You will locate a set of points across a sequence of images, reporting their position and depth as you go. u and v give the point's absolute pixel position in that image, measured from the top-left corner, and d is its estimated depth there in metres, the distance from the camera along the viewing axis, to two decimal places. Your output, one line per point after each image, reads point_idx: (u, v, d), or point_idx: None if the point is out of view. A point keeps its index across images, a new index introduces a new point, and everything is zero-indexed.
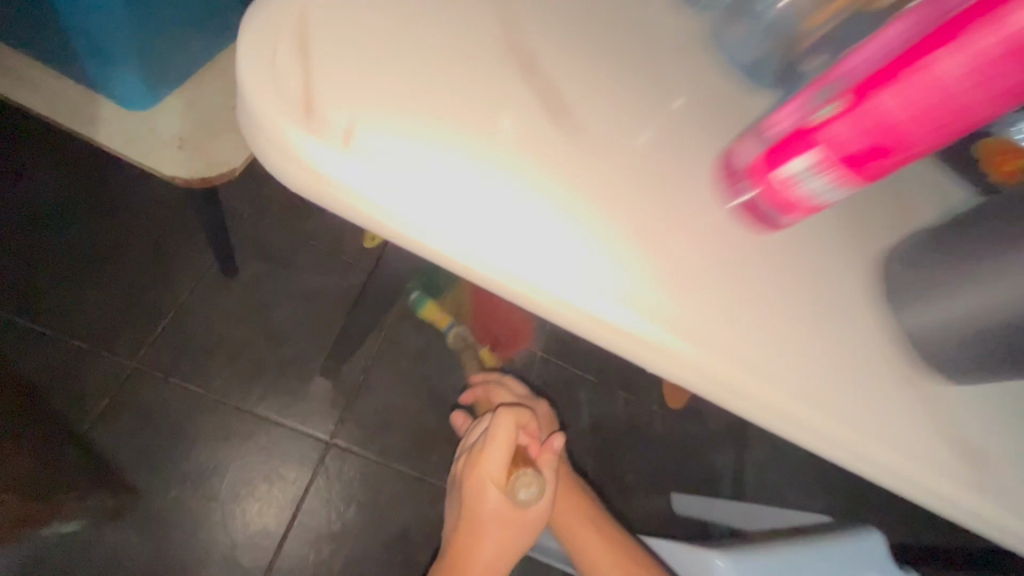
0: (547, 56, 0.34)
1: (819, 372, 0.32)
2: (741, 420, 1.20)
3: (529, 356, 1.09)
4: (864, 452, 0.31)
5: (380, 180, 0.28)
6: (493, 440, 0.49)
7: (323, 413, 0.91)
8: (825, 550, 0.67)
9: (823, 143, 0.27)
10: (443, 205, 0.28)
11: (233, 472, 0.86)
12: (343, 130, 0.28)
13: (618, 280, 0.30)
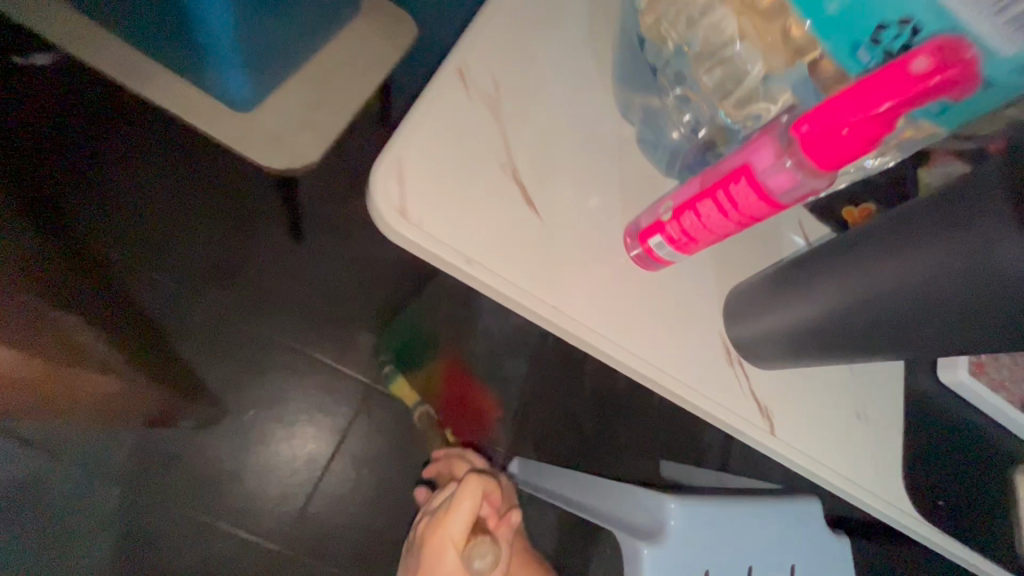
0: (575, 100, 0.38)
1: (726, 369, 0.38)
2: None
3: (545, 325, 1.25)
4: (761, 434, 0.37)
5: (454, 244, 0.32)
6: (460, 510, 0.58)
7: (366, 362, 1.10)
8: (767, 506, 0.83)
9: (638, 248, 0.35)
10: (503, 259, 0.33)
11: (294, 399, 1.06)
12: (398, 213, 0.31)
13: (634, 322, 0.36)
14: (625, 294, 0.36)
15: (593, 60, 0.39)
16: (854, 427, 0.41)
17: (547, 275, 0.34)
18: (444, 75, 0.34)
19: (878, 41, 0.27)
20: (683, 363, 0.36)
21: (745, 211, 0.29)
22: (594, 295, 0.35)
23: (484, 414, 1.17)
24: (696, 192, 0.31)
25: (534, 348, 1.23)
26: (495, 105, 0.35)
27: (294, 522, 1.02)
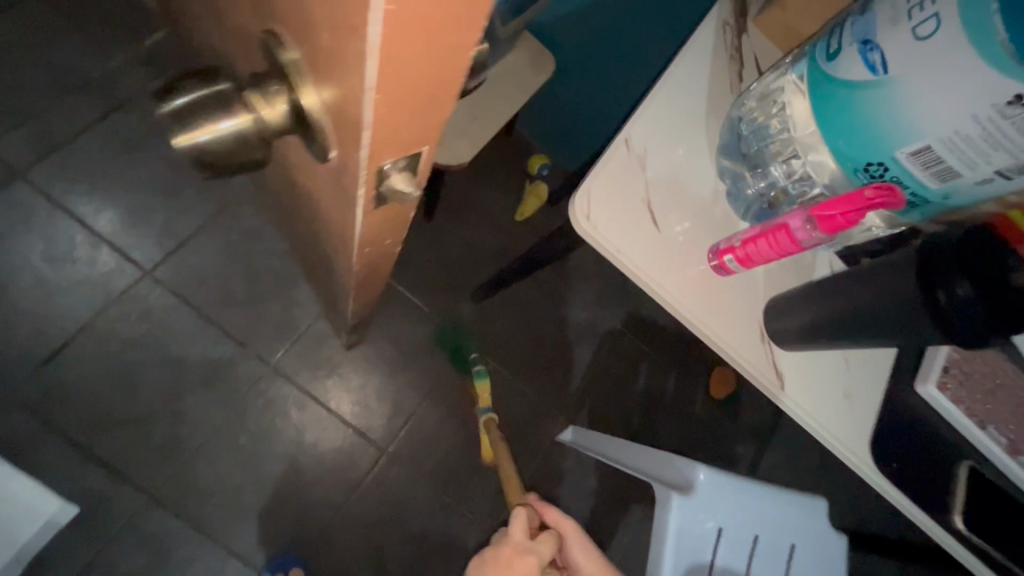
0: (691, 159, 0.60)
1: (755, 338, 0.59)
2: (755, 414, 1.56)
3: (611, 326, 1.48)
4: (772, 383, 0.58)
5: (607, 238, 0.54)
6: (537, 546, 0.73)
7: (467, 324, 1.35)
8: (785, 495, 1.02)
9: (717, 263, 0.57)
10: (633, 249, 0.55)
11: (408, 346, 1.29)
12: (585, 217, 0.54)
13: (703, 297, 0.57)
14: (700, 281, 0.57)
15: (709, 138, 0.61)
16: (833, 393, 0.61)
17: (657, 264, 0.56)
18: (622, 142, 0.57)
19: (866, 172, 0.45)
20: (728, 331, 0.58)
21: (784, 248, 0.50)
22: (683, 281, 0.57)
23: (549, 386, 1.41)
24: (758, 232, 0.53)
25: (600, 342, 1.47)
26: (645, 162, 0.58)
27: (395, 445, 1.24)
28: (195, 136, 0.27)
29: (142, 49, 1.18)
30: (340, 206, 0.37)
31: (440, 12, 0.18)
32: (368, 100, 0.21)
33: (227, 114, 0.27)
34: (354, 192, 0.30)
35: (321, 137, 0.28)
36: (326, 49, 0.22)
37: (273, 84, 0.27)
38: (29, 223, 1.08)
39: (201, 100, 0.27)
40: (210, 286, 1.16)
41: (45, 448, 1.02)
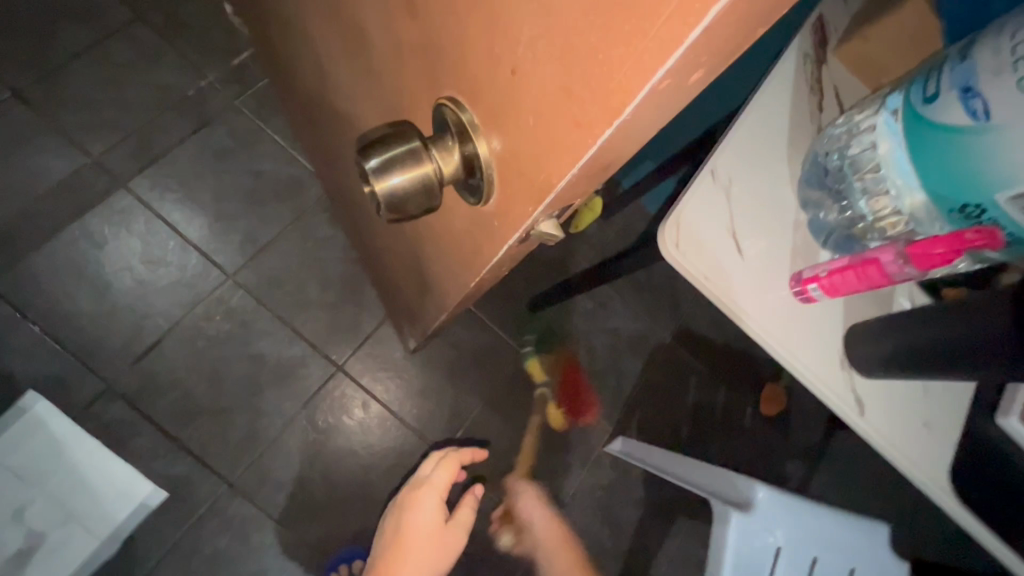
0: (776, 189, 0.62)
1: (832, 364, 0.60)
2: (808, 432, 1.54)
3: (663, 340, 1.50)
4: (848, 409, 0.60)
5: (695, 264, 0.57)
6: (438, 471, 0.96)
7: (522, 332, 1.39)
8: (846, 519, 1.02)
9: (796, 293, 0.59)
10: (719, 278, 0.58)
11: (466, 353, 1.34)
12: (674, 246, 0.57)
13: (785, 324, 0.59)
14: (782, 309, 0.59)
15: (792, 168, 0.63)
16: (905, 419, 0.62)
17: (742, 293, 0.58)
18: (709, 173, 0.59)
19: (962, 212, 0.47)
20: (808, 357, 0.59)
21: (874, 279, 0.54)
22: (766, 308, 0.59)
23: (600, 398, 1.43)
24: (844, 264, 0.55)
25: (651, 355, 1.48)
26: (731, 192, 0.60)
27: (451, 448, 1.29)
28: (387, 188, 0.33)
29: (229, 67, 1.27)
30: (475, 238, 0.42)
31: (658, 116, 0.22)
32: (569, 176, 0.25)
33: (414, 168, 0.32)
34: (505, 234, 0.35)
35: (483, 185, 0.33)
36: (527, 133, 0.26)
37: (450, 140, 0.32)
38: (130, 227, 1.17)
39: (392, 157, 0.33)
40: (286, 290, 1.23)
41: (140, 436, 1.11)
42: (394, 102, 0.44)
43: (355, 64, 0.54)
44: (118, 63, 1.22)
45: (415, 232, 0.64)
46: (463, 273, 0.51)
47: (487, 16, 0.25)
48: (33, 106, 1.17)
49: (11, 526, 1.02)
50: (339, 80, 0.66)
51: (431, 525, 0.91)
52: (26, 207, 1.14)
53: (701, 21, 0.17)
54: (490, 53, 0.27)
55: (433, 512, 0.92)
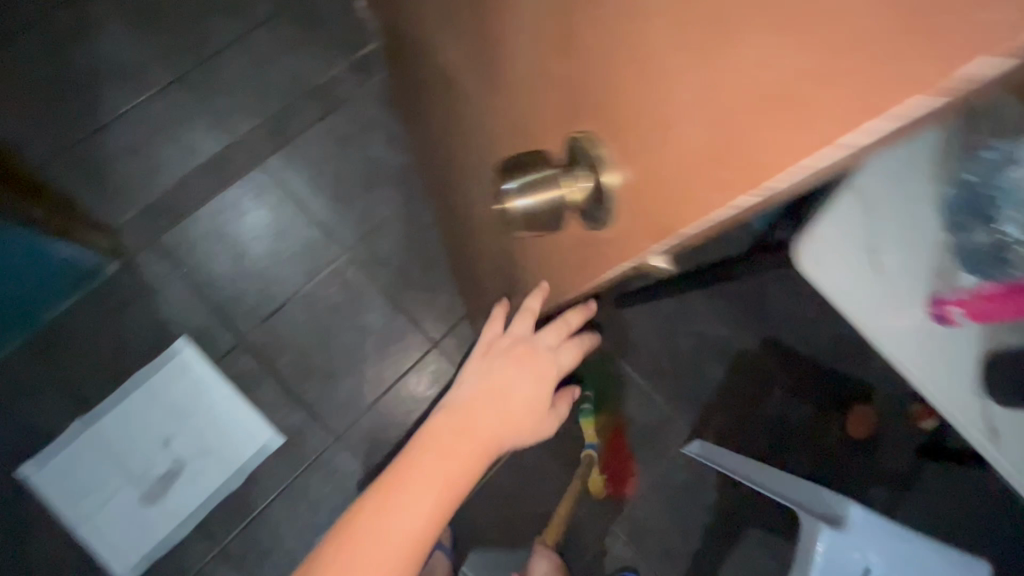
0: (919, 205, 0.59)
1: (967, 389, 0.58)
2: (903, 459, 1.45)
3: (748, 347, 1.48)
4: (980, 435, 0.58)
5: (825, 276, 0.58)
6: (567, 352, 0.79)
7: (607, 327, 1.43)
8: (952, 553, 0.96)
9: (935, 311, 0.57)
10: (853, 293, 0.57)
11: None
12: (806, 257, 0.58)
13: (919, 344, 0.58)
14: (917, 328, 0.58)
15: (941, 183, 0.60)
16: None
17: (871, 312, 0.57)
18: (845, 198, 0.58)
19: None
20: (940, 378, 0.58)
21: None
22: (897, 327, 0.58)
23: (681, 398, 1.44)
24: (995, 290, 0.55)
25: (734, 361, 1.48)
26: (869, 208, 0.58)
27: None
28: (529, 204, 0.41)
29: (355, 59, 1.39)
30: (595, 254, 0.48)
31: (795, 184, 0.26)
32: (703, 217, 0.31)
33: (545, 193, 0.40)
34: (634, 249, 0.40)
35: (607, 212, 0.40)
36: (669, 176, 0.32)
37: (578, 171, 0.39)
38: (265, 201, 1.32)
39: (531, 183, 0.41)
40: (392, 268, 1.34)
41: (263, 386, 1.24)
42: (532, 126, 0.49)
43: (488, 85, 0.59)
44: (264, 53, 1.36)
45: (517, 238, 0.69)
46: (578, 282, 0.58)
47: (647, 73, 0.30)
48: (192, 88, 1.33)
49: (161, 452, 1.18)
50: (465, 92, 0.72)
51: (536, 380, 0.73)
52: (182, 178, 1.29)
53: (844, 136, 0.22)
54: (646, 104, 0.31)
55: (531, 391, 0.73)
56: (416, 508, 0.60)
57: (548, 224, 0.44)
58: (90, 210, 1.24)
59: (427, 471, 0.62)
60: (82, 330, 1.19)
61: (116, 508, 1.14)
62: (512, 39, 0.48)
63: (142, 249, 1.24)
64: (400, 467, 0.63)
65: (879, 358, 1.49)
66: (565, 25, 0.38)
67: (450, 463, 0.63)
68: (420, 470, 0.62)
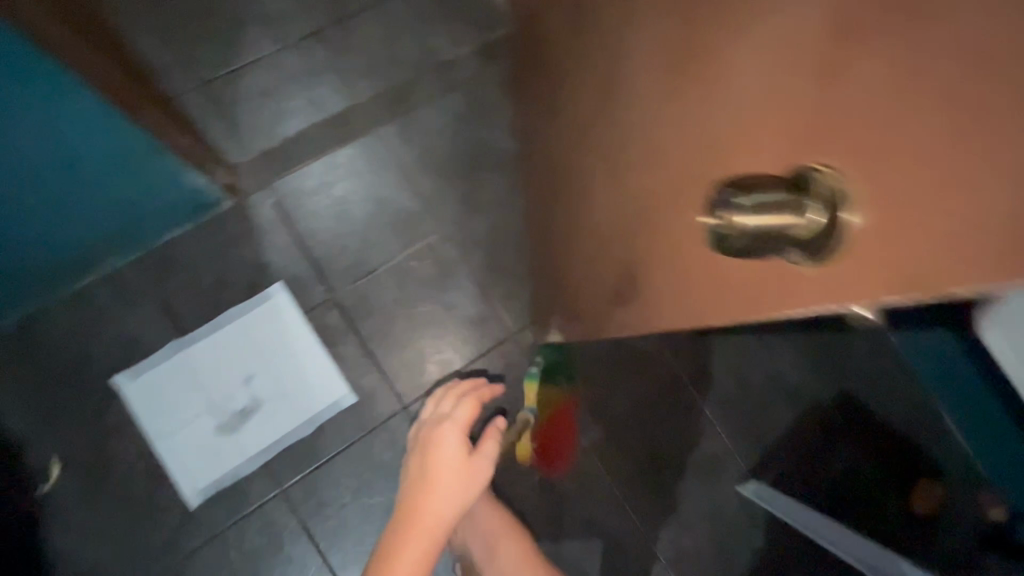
0: None
1: None
2: (966, 547, 1.38)
3: (821, 398, 1.45)
4: None
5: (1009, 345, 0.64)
6: (461, 409, 1.07)
7: (682, 350, 1.42)
8: None
9: None
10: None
11: (624, 355, 1.40)
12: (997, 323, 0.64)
13: None
14: None
15: None
16: None
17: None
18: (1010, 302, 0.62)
19: None
20: None
21: None
22: None
23: (744, 435, 1.41)
24: None
25: (804, 410, 1.44)
26: None
27: (593, 436, 1.37)
28: (758, 221, 0.42)
29: (482, 41, 1.41)
30: (778, 292, 0.48)
31: None
32: (988, 282, 0.31)
33: (769, 215, 0.42)
34: (837, 296, 0.41)
35: (828, 252, 0.41)
36: (947, 234, 0.33)
37: (808, 200, 0.41)
38: (375, 165, 1.34)
39: (756, 202, 0.43)
40: (484, 253, 1.35)
41: (345, 343, 1.27)
42: (745, 147, 0.51)
43: (685, 100, 0.62)
44: (399, 22, 1.39)
45: (670, 254, 0.69)
46: (732, 315, 0.57)
47: (943, 134, 0.32)
48: (326, 44, 1.36)
49: (242, 388, 1.22)
50: (640, 100, 0.73)
51: (458, 440, 1.00)
52: (303, 129, 1.33)
53: None
54: (937, 162, 0.33)
55: (456, 447, 0.98)
56: (414, 560, 0.83)
57: (762, 249, 0.45)
58: (216, 145, 1.29)
59: (409, 534, 0.86)
60: (191, 258, 1.24)
61: (194, 432, 1.18)
62: (746, 68, 0.50)
63: (256, 191, 1.29)
64: (381, 561, 0.84)
65: (958, 438, 1.42)
66: (840, 62, 0.40)
67: (425, 521, 0.87)
68: (406, 549, 0.84)
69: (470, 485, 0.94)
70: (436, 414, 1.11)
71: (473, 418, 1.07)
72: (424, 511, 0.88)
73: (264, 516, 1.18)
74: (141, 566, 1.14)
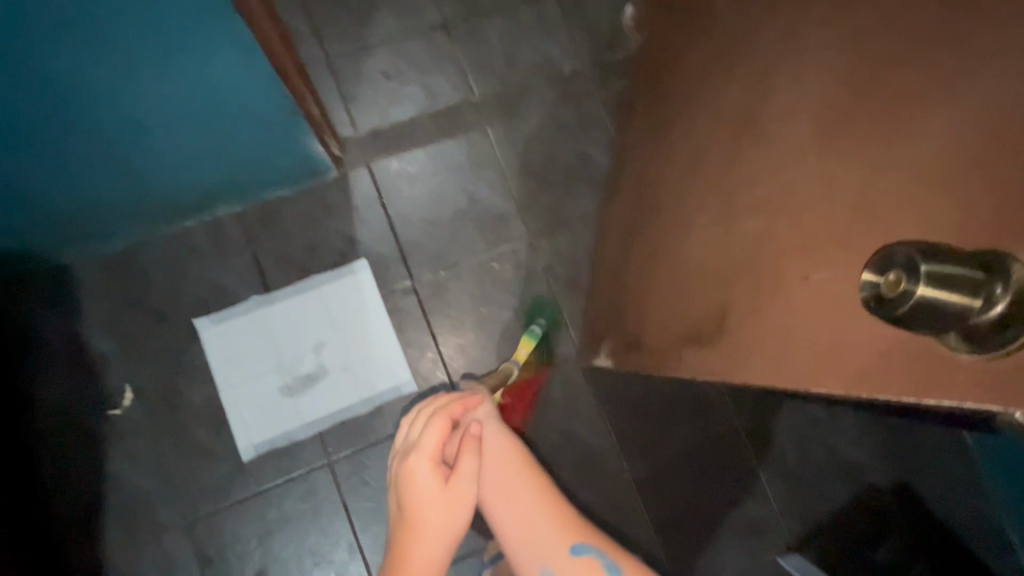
0: None
1: None
2: None
3: (880, 484, 1.38)
4: None
5: None
6: (425, 433, 0.87)
7: (745, 405, 1.38)
8: None
9: None
10: None
11: (685, 399, 1.37)
12: None
13: None
14: None
15: None
16: None
17: None
18: None
19: None
20: None
21: None
22: None
23: (793, 505, 1.36)
24: None
25: (860, 492, 1.38)
26: None
27: (637, 473, 1.33)
28: (940, 292, 0.41)
29: (602, 59, 1.41)
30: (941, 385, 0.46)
31: None
32: None
33: (954, 289, 0.41)
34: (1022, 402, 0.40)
35: (999, 346, 0.41)
36: None
37: (999, 286, 0.40)
38: (476, 160, 1.35)
39: (941, 272, 0.41)
40: (565, 268, 1.35)
41: (415, 330, 1.29)
42: (911, 224, 0.49)
43: (831, 161, 0.59)
44: (526, 28, 1.41)
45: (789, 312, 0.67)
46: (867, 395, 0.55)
47: None
48: (452, 37, 1.39)
49: (311, 354, 1.24)
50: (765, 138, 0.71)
51: (431, 476, 0.85)
52: (414, 115, 1.35)
53: None
54: None
55: (430, 479, 0.85)
56: None
57: (923, 322, 0.43)
58: (331, 116, 1.33)
59: None
60: (289, 219, 1.28)
61: (259, 387, 1.21)
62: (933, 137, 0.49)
63: (359, 166, 1.32)
64: None
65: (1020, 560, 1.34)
66: None
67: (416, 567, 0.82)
68: None
69: (458, 513, 0.84)
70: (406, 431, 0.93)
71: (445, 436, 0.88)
72: (412, 554, 0.82)
73: (309, 482, 1.20)
74: (188, 504, 1.18)
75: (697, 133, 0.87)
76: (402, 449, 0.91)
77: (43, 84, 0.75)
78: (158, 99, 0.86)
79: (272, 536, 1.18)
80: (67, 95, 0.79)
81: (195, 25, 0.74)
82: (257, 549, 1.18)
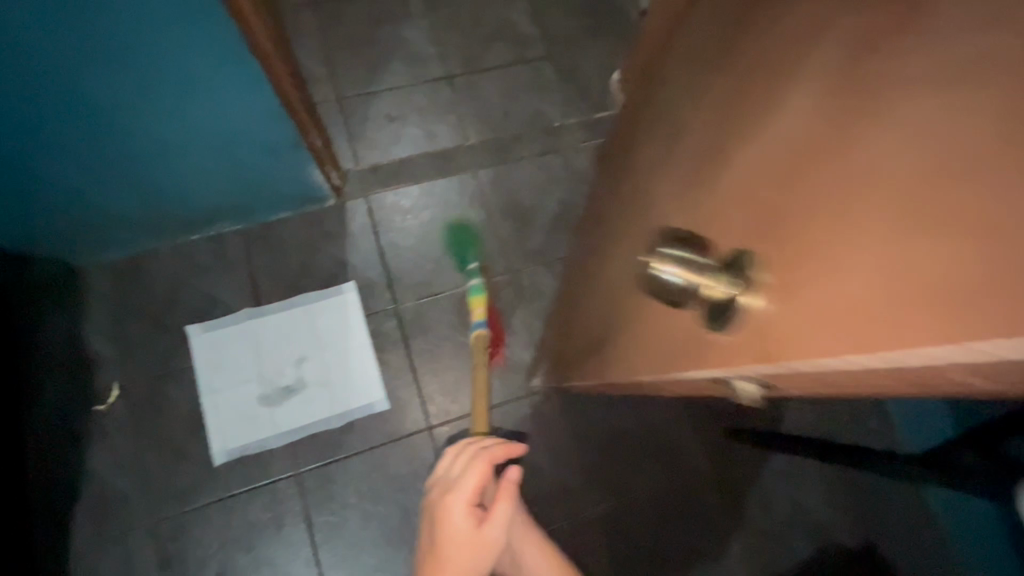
0: None
1: None
2: None
3: (845, 542, 1.38)
4: None
5: None
6: (467, 474, 0.89)
7: (711, 452, 1.41)
8: None
9: None
10: None
11: (653, 440, 1.40)
12: None
13: None
14: None
15: None
16: None
17: None
18: None
19: None
20: None
21: None
22: None
23: (756, 556, 1.36)
24: None
25: (824, 549, 1.37)
26: None
27: (600, 511, 1.35)
28: (677, 274, 0.47)
29: (590, 116, 1.54)
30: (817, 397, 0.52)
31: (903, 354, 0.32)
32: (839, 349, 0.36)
33: (686, 271, 0.46)
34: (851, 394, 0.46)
35: (728, 320, 0.47)
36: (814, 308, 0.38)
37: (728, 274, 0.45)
38: (466, 199, 1.46)
39: (684, 257, 0.47)
40: (542, 304, 1.42)
41: (393, 352, 1.35)
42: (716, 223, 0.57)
43: (679, 175, 0.68)
44: (521, 84, 1.55)
45: None
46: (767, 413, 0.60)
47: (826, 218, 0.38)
48: (453, 88, 1.53)
49: (292, 367, 1.30)
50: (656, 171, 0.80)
51: (467, 515, 0.86)
52: (413, 154, 1.47)
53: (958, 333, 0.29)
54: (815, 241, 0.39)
55: (465, 521, 0.85)
56: None
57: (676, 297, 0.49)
58: (337, 150, 1.45)
59: None
60: (286, 240, 1.38)
61: (238, 395, 1.27)
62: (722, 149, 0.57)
63: (357, 197, 1.42)
64: None
65: None
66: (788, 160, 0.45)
67: None
68: None
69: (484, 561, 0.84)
70: (450, 468, 0.95)
71: (486, 479, 0.89)
72: None
73: (275, 491, 1.24)
74: (156, 504, 1.22)
75: (634, 175, 0.96)
76: (442, 485, 0.93)
77: (83, 106, 0.88)
78: (178, 126, 0.99)
79: (233, 543, 1.21)
80: (92, 113, 0.90)
81: (216, 63, 0.86)
82: (217, 554, 1.20)
